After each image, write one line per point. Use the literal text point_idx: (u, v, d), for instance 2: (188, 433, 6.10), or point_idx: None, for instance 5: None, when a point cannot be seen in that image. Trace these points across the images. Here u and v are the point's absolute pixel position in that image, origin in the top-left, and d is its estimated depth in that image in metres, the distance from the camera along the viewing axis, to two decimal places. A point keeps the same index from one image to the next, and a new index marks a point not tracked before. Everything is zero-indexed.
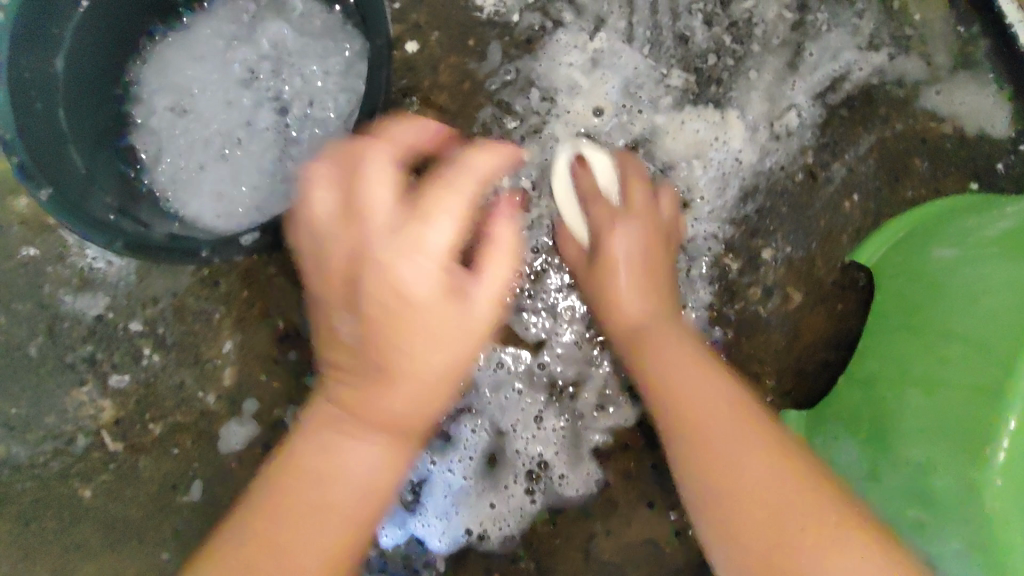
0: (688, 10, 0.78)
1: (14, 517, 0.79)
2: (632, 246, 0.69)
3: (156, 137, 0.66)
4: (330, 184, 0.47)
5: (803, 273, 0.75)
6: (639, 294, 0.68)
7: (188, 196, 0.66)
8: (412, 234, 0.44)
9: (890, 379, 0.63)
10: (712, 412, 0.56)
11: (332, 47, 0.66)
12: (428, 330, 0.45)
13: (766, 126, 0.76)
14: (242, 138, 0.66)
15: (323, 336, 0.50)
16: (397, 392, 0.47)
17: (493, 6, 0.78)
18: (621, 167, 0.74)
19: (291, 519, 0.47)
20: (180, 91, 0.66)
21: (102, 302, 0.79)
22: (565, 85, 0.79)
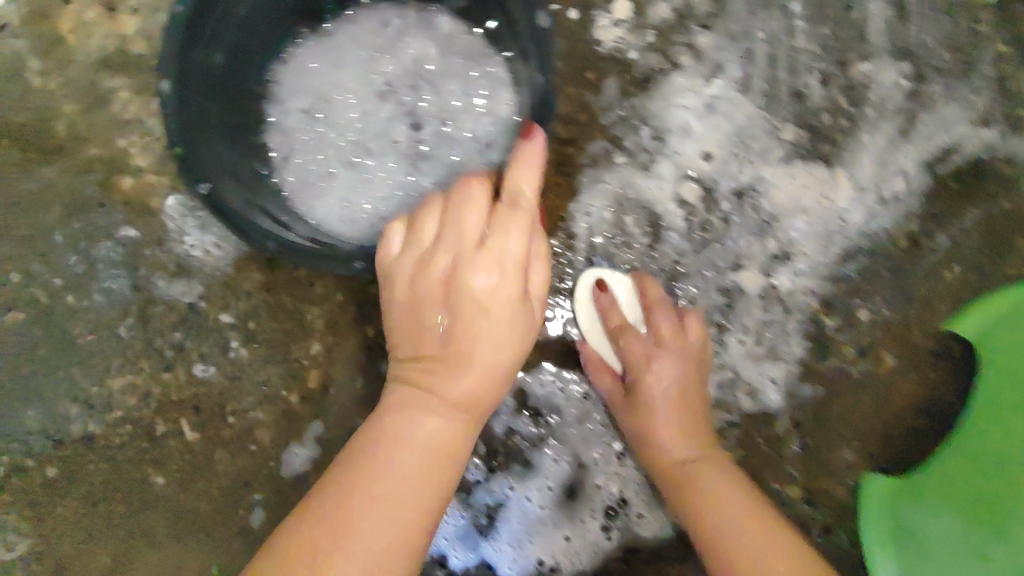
0: (807, 67, 0.79)
1: (82, 496, 0.78)
2: (668, 385, 0.72)
3: (289, 138, 0.66)
4: (433, 216, 0.60)
5: (899, 337, 0.76)
6: (676, 433, 0.71)
7: (313, 199, 0.66)
8: (494, 246, 0.57)
9: (1003, 457, 0.63)
10: (758, 533, 0.64)
11: (476, 70, 0.66)
12: (497, 324, 0.58)
13: (874, 188, 0.77)
14: (375, 148, 0.67)
15: (403, 339, 0.61)
16: (466, 375, 0.58)
17: (614, 43, 0.80)
18: (638, 289, 0.76)
19: (365, 498, 0.54)
20: (318, 96, 0.66)
21: (196, 289, 0.80)
22: (678, 127, 0.79)
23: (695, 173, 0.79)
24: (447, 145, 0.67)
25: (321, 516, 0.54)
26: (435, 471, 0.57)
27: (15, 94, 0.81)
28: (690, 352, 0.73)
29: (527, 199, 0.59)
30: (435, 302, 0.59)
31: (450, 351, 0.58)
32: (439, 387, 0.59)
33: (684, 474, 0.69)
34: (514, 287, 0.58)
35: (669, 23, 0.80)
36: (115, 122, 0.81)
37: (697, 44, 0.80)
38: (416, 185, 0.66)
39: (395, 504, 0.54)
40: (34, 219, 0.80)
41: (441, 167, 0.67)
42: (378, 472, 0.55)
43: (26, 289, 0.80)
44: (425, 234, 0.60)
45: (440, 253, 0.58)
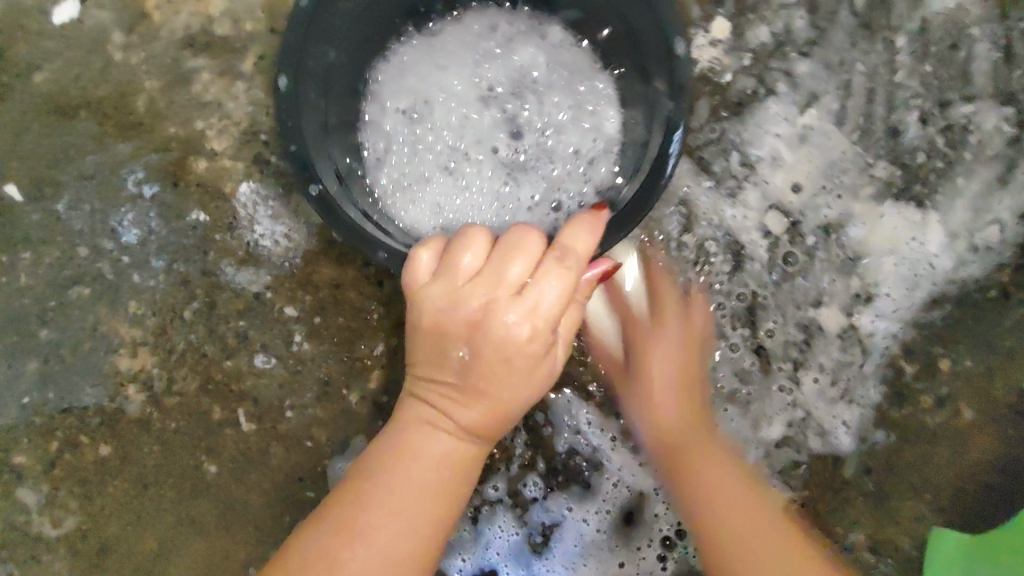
0: (906, 104, 0.77)
1: (134, 478, 0.77)
2: (670, 359, 0.71)
3: (387, 138, 0.66)
4: (473, 246, 0.53)
5: (981, 389, 0.74)
6: (667, 362, 0.71)
7: (405, 201, 0.66)
8: (530, 298, 0.52)
9: None
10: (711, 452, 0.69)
11: (583, 84, 0.67)
12: (521, 376, 0.54)
13: (966, 235, 0.75)
14: (472, 154, 0.67)
15: (421, 360, 0.56)
16: (482, 414, 0.55)
17: (708, 63, 0.78)
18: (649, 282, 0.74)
19: (376, 514, 0.53)
20: (420, 97, 0.67)
21: (264, 279, 0.78)
22: (768, 155, 0.78)
23: (781, 205, 0.77)
24: (547, 158, 0.67)
25: (332, 523, 0.54)
26: (443, 500, 0.55)
27: (97, 66, 0.80)
28: (691, 331, 0.72)
29: (579, 257, 0.53)
30: (458, 337, 0.53)
31: (469, 386, 0.54)
32: (454, 414, 0.55)
33: (688, 453, 0.68)
34: (545, 341, 0.53)
35: (767, 48, 0.78)
36: (195, 102, 0.80)
37: (794, 71, 0.78)
38: (514, 195, 0.67)
39: (405, 527, 0.53)
40: (107, 195, 0.80)
41: (538, 179, 0.67)
42: (389, 493, 0.54)
43: (93, 264, 0.79)
44: (461, 265, 0.53)
45: (474, 290, 0.52)
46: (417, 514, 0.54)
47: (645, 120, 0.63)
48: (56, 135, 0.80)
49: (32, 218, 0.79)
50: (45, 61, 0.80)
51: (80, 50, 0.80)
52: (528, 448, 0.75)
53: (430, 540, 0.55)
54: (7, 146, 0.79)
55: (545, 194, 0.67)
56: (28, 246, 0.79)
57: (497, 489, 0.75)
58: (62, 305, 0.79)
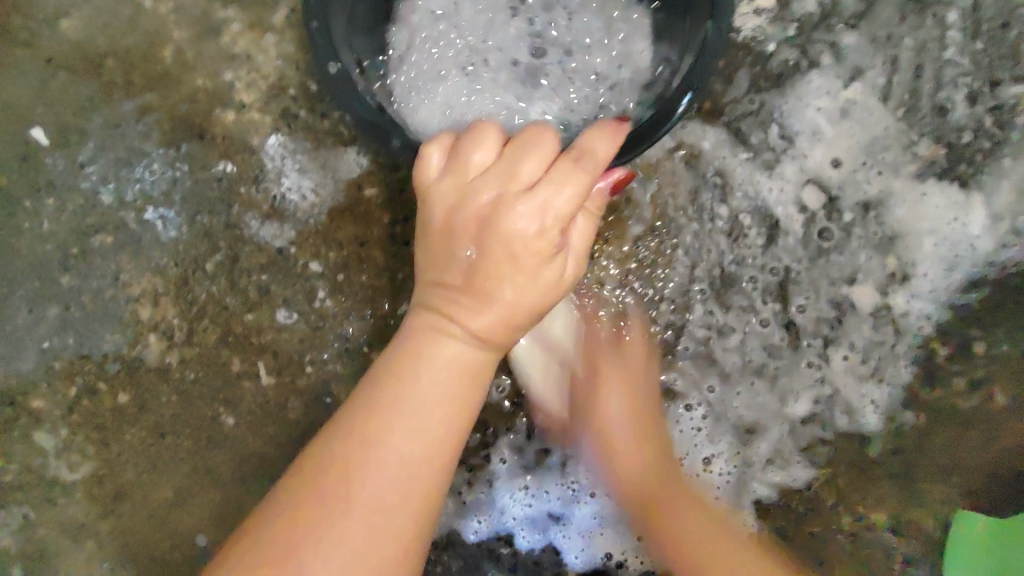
0: (954, 81, 0.75)
1: (151, 427, 0.77)
2: (623, 405, 0.71)
3: (410, 38, 0.66)
4: (485, 146, 0.54)
5: (1018, 373, 0.72)
6: (626, 425, 0.71)
7: (419, 102, 0.66)
8: (542, 196, 0.52)
9: None
10: (691, 511, 0.69)
11: (620, 10, 0.66)
12: (530, 278, 0.53)
13: (1011, 217, 0.73)
14: (492, 68, 0.67)
15: (430, 264, 0.56)
16: (493, 313, 0.54)
17: (751, 32, 0.76)
18: (580, 340, 0.75)
19: (386, 425, 0.52)
20: (451, 3, 0.66)
21: (288, 234, 0.77)
22: (808, 129, 0.76)
23: (819, 180, 0.75)
24: (566, 81, 0.67)
25: (342, 435, 0.52)
26: (454, 407, 0.53)
27: (126, 13, 0.79)
28: (638, 387, 0.73)
29: (596, 160, 0.53)
30: (468, 235, 0.53)
31: (478, 288, 0.53)
32: (464, 318, 0.54)
33: (640, 478, 0.70)
34: (554, 241, 0.53)
35: (813, 18, 0.76)
36: (224, 52, 0.79)
37: (839, 44, 0.76)
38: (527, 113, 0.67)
39: (417, 437, 0.52)
40: (133, 143, 0.79)
41: (554, 100, 0.67)
42: (399, 401, 0.52)
43: (117, 212, 0.78)
44: (470, 163, 0.54)
45: (485, 184, 0.53)
46: (432, 419, 0.52)
47: (675, 56, 0.63)
48: (83, 80, 0.79)
49: (57, 164, 0.78)
50: (75, 5, 0.79)
51: None
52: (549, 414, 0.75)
53: (445, 445, 0.53)
54: (34, 90, 0.79)
55: (560, 114, 0.67)
56: (52, 192, 0.78)
57: (504, 462, 0.74)
58: (84, 252, 0.78)
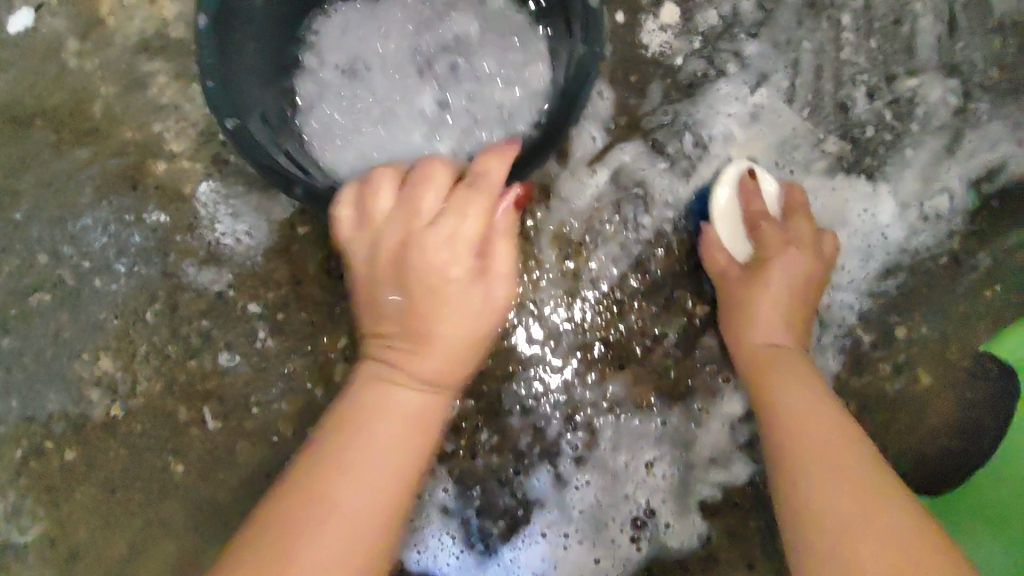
0: (852, 80, 0.78)
1: (102, 482, 0.77)
2: (792, 283, 0.69)
3: (319, 90, 0.66)
4: (390, 187, 0.58)
5: (937, 355, 0.75)
6: (789, 295, 0.69)
7: (330, 149, 0.65)
8: (450, 223, 0.55)
9: None
10: (811, 398, 0.63)
11: (518, 45, 0.68)
12: (459, 302, 0.56)
13: (916, 204, 0.77)
14: (402, 111, 0.67)
15: (367, 317, 0.59)
16: (433, 351, 0.56)
17: (659, 47, 0.79)
18: (788, 193, 0.75)
19: (336, 468, 0.50)
20: (355, 54, 0.67)
21: (225, 278, 0.78)
22: (721, 135, 0.79)
23: None
24: (477, 119, 0.67)
25: (289, 496, 0.50)
26: (406, 438, 0.54)
27: (51, 74, 0.80)
28: (819, 265, 0.71)
29: (491, 181, 0.56)
30: (389, 277, 0.57)
31: (410, 328, 0.56)
32: (406, 362, 0.56)
33: (774, 372, 0.66)
34: (468, 266, 0.56)
35: (716, 30, 0.80)
36: (151, 105, 0.80)
37: (742, 52, 0.79)
38: (440, 150, 0.66)
39: (372, 470, 0.51)
40: (65, 203, 0.79)
41: (467, 138, 0.67)
42: (349, 442, 0.52)
43: (54, 270, 0.79)
44: (380, 206, 0.57)
45: (394, 224, 0.57)
46: (383, 456, 0.52)
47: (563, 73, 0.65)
48: (12, 144, 0.80)
49: None
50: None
51: (33, 59, 0.80)
52: (493, 435, 0.76)
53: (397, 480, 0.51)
54: None
55: (471, 151, 0.67)
56: None
57: (446, 491, 0.76)
58: (24, 313, 0.78)
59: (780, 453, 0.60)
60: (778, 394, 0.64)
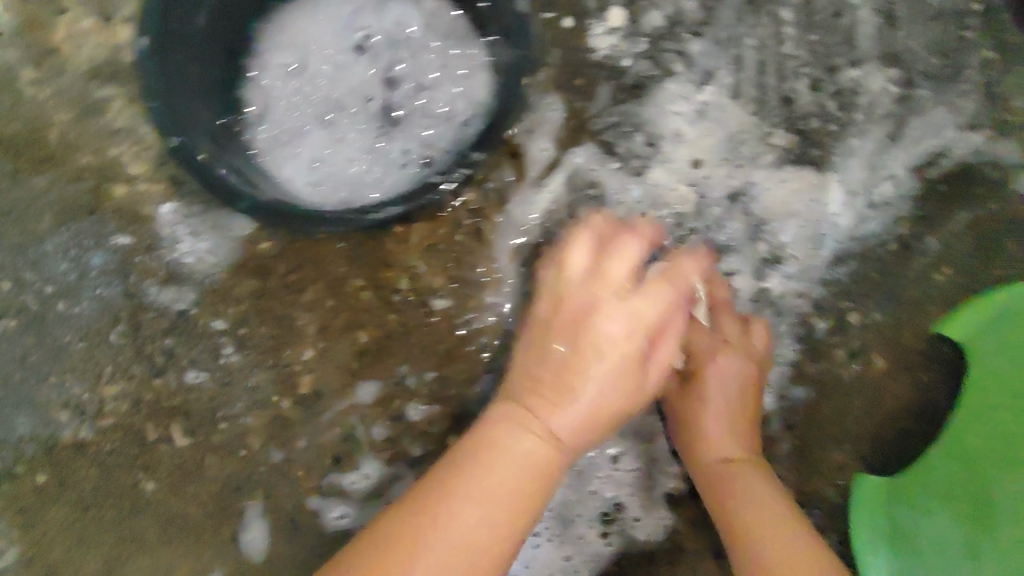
0: (795, 73, 0.80)
1: (73, 503, 0.77)
2: (731, 381, 0.71)
3: (268, 96, 0.69)
4: (586, 249, 0.67)
5: (890, 339, 0.76)
6: (722, 421, 0.70)
7: (284, 156, 0.69)
8: (627, 301, 0.62)
9: (990, 459, 0.63)
10: (755, 478, 0.67)
11: (458, 46, 0.70)
12: (606, 370, 0.61)
13: (863, 193, 0.78)
14: (349, 113, 0.70)
15: (523, 361, 0.65)
16: (570, 410, 0.60)
17: (605, 50, 0.81)
18: (711, 291, 0.74)
19: (453, 496, 0.54)
20: (301, 58, 0.69)
21: (188, 296, 0.80)
22: (669, 132, 0.80)
23: (686, 179, 0.79)
24: (421, 118, 0.71)
25: (412, 513, 0.54)
26: (529, 487, 0.57)
27: (6, 103, 0.81)
28: (751, 359, 0.73)
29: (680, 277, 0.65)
30: (563, 333, 0.63)
31: (556, 385, 0.61)
32: (547, 415, 0.60)
33: (721, 483, 0.67)
34: (636, 344, 0.62)
35: (660, 31, 0.81)
36: (108, 130, 0.81)
37: (686, 51, 0.81)
38: (388, 150, 0.70)
39: (492, 505, 0.54)
40: (25, 228, 0.80)
41: (413, 138, 0.71)
42: (473, 474, 0.56)
43: (18, 297, 0.79)
44: (574, 273, 0.66)
45: (581, 291, 0.64)
46: (506, 494, 0.55)
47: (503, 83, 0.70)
48: None
49: None
50: None
51: None
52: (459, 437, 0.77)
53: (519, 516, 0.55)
54: None
55: (418, 151, 0.71)
56: None
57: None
58: None
59: (734, 525, 0.63)
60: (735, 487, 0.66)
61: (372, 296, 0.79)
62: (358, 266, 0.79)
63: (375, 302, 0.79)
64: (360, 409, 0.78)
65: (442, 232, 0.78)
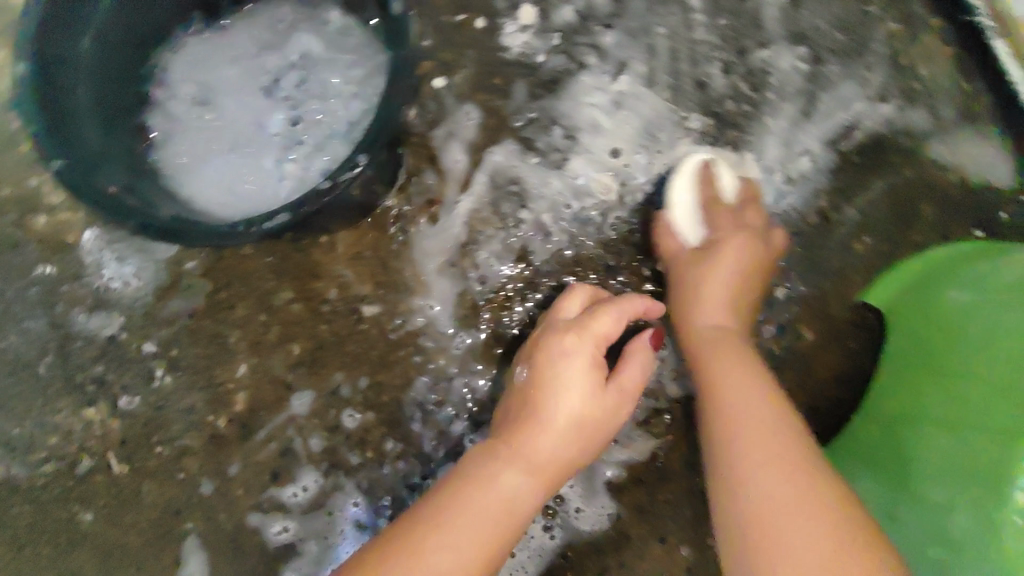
0: (707, 57, 0.81)
1: (9, 542, 0.75)
2: (738, 266, 0.70)
3: (172, 123, 0.69)
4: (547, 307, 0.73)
5: (815, 310, 0.77)
6: (724, 300, 0.68)
7: (188, 179, 0.68)
8: (584, 323, 0.66)
9: (907, 417, 0.61)
10: (737, 363, 0.62)
11: (362, 61, 0.69)
12: (570, 385, 0.63)
13: (781, 169, 0.79)
14: (256, 134, 0.70)
15: (500, 410, 0.67)
16: (544, 434, 0.61)
17: (520, 48, 0.82)
18: (742, 187, 0.76)
19: (425, 531, 0.53)
20: (205, 84, 0.70)
21: (116, 322, 0.79)
22: (587, 124, 0.80)
23: (606, 169, 0.80)
24: (327, 133, 0.69)
25: (387, 548, 0.52)
26: (504, 519, 0.56)
27: None
28: (763, 257, 0.71)
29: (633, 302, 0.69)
30: (525, 367, 0.67)
31: (529, 408, 0.63)
32: (520, 443, 0.61)
33: (708, 353, 0.65)
34: (595, 358, 0.64)
35: (571, 26, 0.82)
36: (27, 161, 0.81)
37: (599, 43, 0.82)
38: (292, 167, 0.68)
39: (466, 538, 0.53)
40: None
41: (318, 154, 0.69)
42: (445, 509, 0.55)
43: None
44: (538, 324, 0.72)
45: (542, 333, 0.69)
46: (483, 525, 0.55)
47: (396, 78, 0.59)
48: None
49: None
50: None
51: None
52: (398, 442, 0.76)
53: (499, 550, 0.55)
54: None
55: (322, 164, 0.68)
56: None
57: (357, 505, 0.76)
58: None
59: (714, 404, 0.60)
60: (717, 374, 0.62)
61: (300, 308, 0.78)
62: (288, 280, 0.78)
63: (303, 313, 0.78)
64: (298, 423, 0.77)
65: (368, 239, 0.79)
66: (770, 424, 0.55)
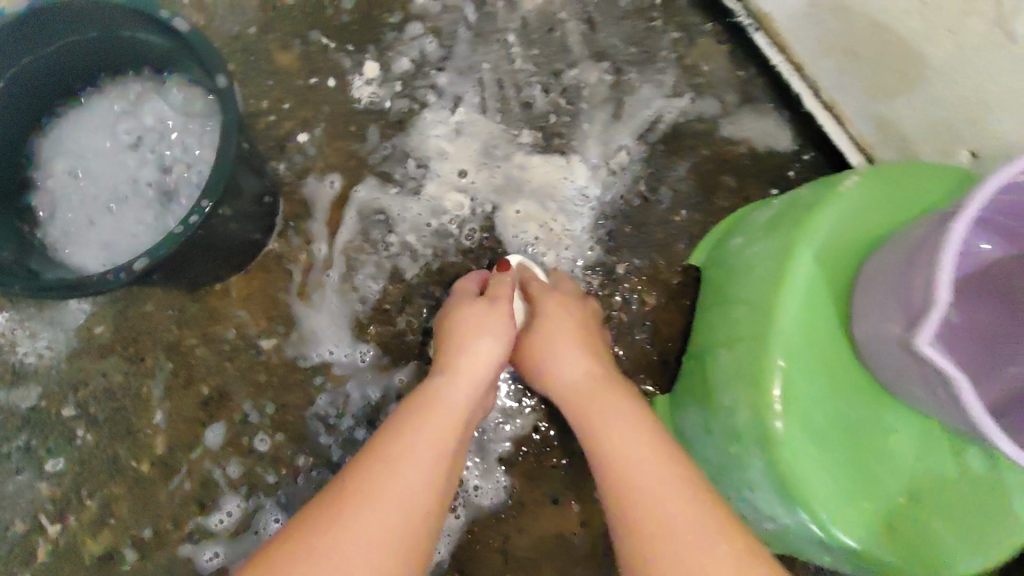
0: (528, 82, 0.95)
1: None
2: (569, 325, 0.78)
3: (51, 196, 0.80)
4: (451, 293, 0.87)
5: (651, 277, 0.90)
6: (582, 350, 0.75)
7: (75, 244, 0.79)
8: (457, 295, 0.82)
9: (706, 345, 0.73)
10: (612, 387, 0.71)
11: (208, 123, 0.80)
12: (466, 322, 0.77)
13: (604, 164, 0.93)
14: (127, 194, 0.81)
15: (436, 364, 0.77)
16: (459, 375, 0.72)
17: (368, 98, 0.95)
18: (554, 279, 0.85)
19: (371, 467, 0.60)
20: (76, 158, 0.81)
21: (35, 392, 0.86)
22: (435, 153, 0.93)
23: (456, 186, 0.92)
24: (187, 185, 0.81)
25: (329, 495, 0.58)
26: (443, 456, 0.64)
27: None
28: (590, 328, 0.79)
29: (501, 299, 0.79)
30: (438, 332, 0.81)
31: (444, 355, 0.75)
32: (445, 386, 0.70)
33: (581, 405, 0.71)
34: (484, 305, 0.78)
35: (410, 72, 0.95)
36: None
37: (435, 83, 0.95)
38: (161, 219, 0.80)
39: (413, 478, 0.60)
40: None
41: (183, 205, 0.80)
42: (391, 449, 0.62)
43: None
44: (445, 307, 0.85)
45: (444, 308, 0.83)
46: (425, 458, 0.62)
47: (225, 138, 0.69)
48: None
49: None
50: None
51: None
52: (308, 455, 0.86)
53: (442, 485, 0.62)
54: None
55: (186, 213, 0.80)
56: None
57: (278, 520, 0.84)
58: None
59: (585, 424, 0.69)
60: (596, 417, 0.68)
61: (205, 350, 0.87)
62: (189, 327, 0.88)
63: (207, 355, 0.87)
64: (214, 455, 0.85)
65: (258, 280, 0.89)
66: (636, 426, 0.66)
